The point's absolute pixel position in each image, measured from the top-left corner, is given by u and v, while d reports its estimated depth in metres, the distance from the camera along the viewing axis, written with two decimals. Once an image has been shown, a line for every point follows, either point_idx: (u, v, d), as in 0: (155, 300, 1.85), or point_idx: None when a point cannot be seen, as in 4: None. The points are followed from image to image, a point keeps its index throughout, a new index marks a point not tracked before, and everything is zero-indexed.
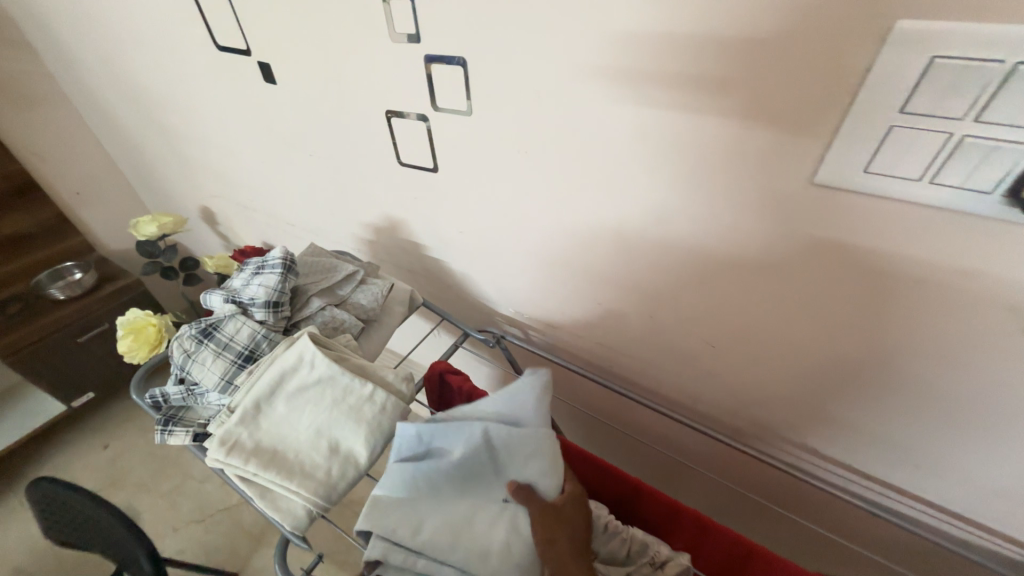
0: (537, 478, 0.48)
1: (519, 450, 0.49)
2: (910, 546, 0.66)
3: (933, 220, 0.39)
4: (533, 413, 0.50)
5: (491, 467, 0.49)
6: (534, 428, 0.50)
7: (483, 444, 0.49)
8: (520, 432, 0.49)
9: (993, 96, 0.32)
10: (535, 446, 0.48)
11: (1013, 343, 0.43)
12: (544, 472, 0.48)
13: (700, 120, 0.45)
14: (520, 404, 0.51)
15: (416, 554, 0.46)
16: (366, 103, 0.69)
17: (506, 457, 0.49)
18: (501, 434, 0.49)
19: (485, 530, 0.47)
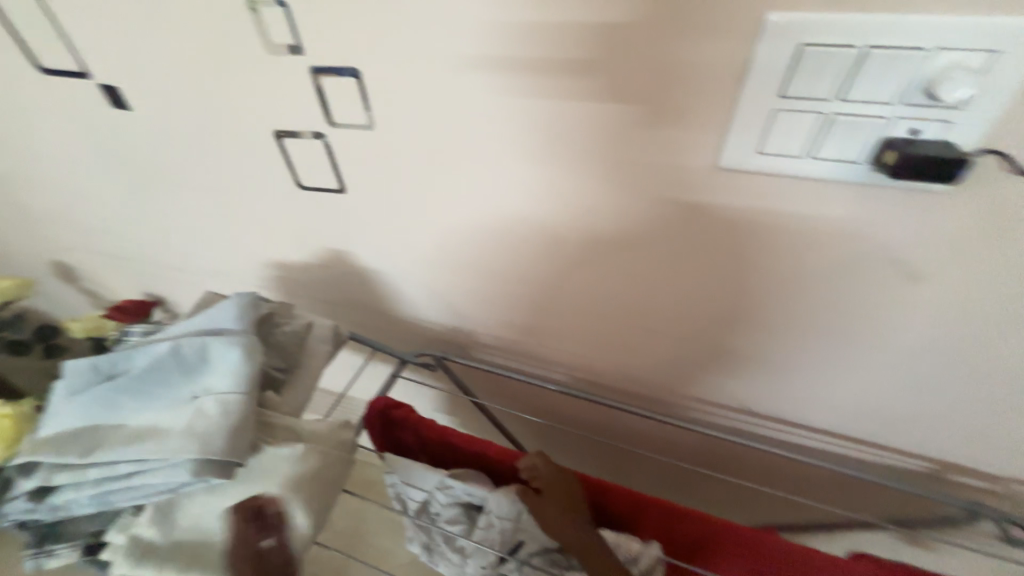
0: (224, 368, 0.46)
1: (209, 364, 0.47)
2: (833, 483, 0.70)
3: (819, 191, 0.43)
4: (239, 318, 0.50)
5: (179, 376, 0.46)
6: (232, 336, 0.48)
7: (172, 351, 0.46)
8: (211, 343, 0.47)
9: (854, 76, 0.35)
10: (227, 342, 0.47)
11: (895, 288, 0.48)
12: (235, 359, 0.46)
13: (609, 119, 0.46)
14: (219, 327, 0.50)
15: (88, 465, 0.43)
16: (248, 124, 0.60)
17: (202, 351, 0.47)
18: (192, 343, 0.47)
19: (164, 422, 0.44)
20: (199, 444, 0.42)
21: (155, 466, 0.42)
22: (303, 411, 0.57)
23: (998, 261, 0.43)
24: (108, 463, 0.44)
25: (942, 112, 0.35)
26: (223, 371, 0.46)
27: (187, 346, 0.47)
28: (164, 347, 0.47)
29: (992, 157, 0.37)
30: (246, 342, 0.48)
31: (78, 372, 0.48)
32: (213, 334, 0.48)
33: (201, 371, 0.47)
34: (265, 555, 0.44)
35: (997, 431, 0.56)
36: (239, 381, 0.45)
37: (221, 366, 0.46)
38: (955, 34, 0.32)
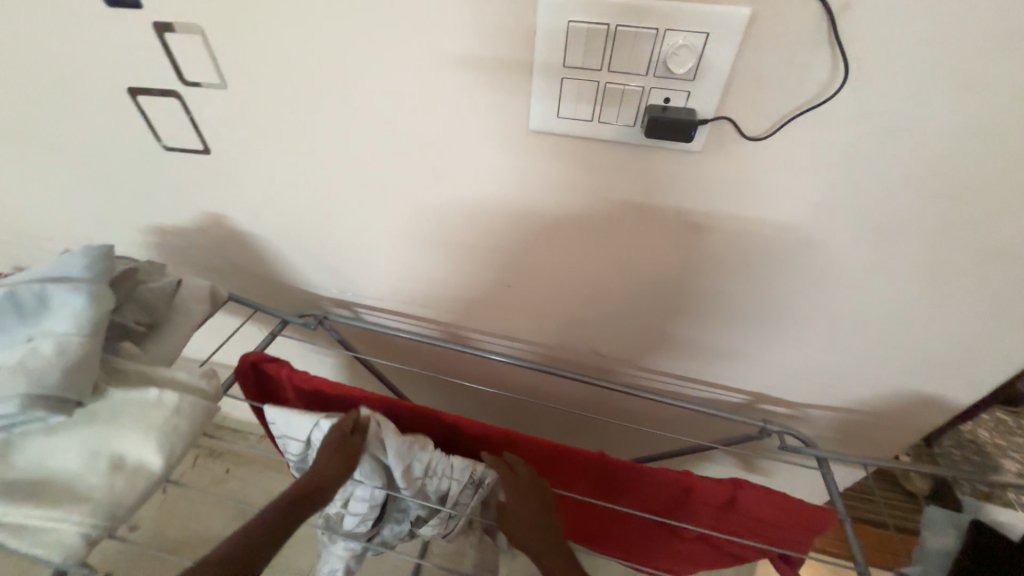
0: (64, 313, 0.47)
1: (49, 309, 0.48)
2: (676, 416, 0.84)
3: (611, 153, 0.51)
4: (86, 267, 0.51)
5: (16, 320, 0.47)
6: (77, 283, 0.49)
7: (7, 295, 0.47)
8: (52, 289, 0.48)
9: (612, 51, 0.43)
10: (71, 289, 0.48)
11: (685, 239, 0.58)
12: (79, 305, 0.48)
13: (438, 86, 0.51)
14: (63, 275, 0.50)
15: None
16: (100, 81, 0.60)
17: (42, 297, 0.48)
18: (30, 289, 0.47)
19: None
20: (28, 380, 0.43)
21: None
22: (171, 361, 0.59)
23: (748, 213, 0.54)
24: None
25: (682, 84, 0.43)
26: (63, 315, 0.47)
27: (24, 291, 0.47)
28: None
29: (725, 122, 0.46)
30: (92, 289, 0.49)
31: None
32: (57, 281, 0.49)
33: (41, 316, 0.47)
34: (109, 489, 0.46)
35: (780, 359, 0.70)
36: (79, 325, 0.47)
37: (62, 311, 0.47)
38: (676, 19, 0.40)
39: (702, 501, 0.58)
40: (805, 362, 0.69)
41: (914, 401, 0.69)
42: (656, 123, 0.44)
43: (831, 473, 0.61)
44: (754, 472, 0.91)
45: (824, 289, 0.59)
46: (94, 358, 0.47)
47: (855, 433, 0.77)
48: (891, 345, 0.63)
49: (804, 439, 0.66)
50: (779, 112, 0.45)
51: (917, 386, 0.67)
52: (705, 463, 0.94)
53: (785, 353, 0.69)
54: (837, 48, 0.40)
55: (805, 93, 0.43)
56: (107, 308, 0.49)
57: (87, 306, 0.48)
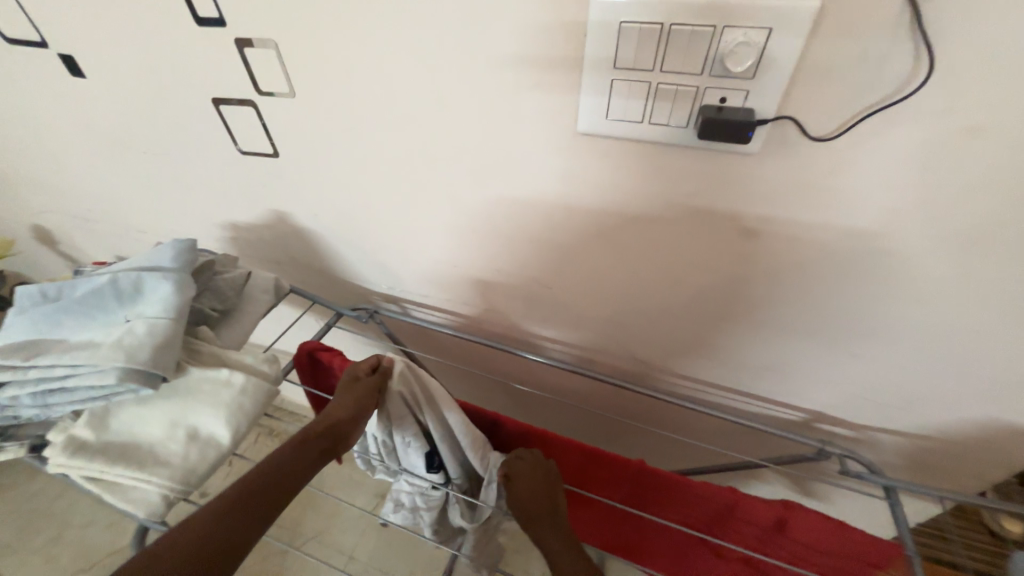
0: (155, 298, 0.53)
1: (143, 295, 0.54)
2: (721, 429, 0.80)
3: (661, 154, 0.50)
4: (173, 259, 0.57)
5: (117, 303, 0.54)
6: (165, 272, 0.55)
7: (111, 281, 0.54)
8: (146, 277, 0.54)
9: (666, 52, 0.42)
10: (160, 277, 0.54)
11: (738, 244, 0.55)
12: (166, 291, 0.54)
13: (488, 89, 0.52)
14: (155, 265, 0.56)
15: (32, 368, 0.51)
16: (189, 92, 0.67)
17: (138, 284, 0.54)
18: (129, 277, 0.54)
19: (99, 338, 0.52)
20: (125, 355, 0.49)
21: (87, 371, 0.50)
22: (242, 345, 0.65)
23: (810, 219, 0.50)
24: (49, 368, 0.51)
25: (740, 83, 0.42)
26: (154, 300, 0.53)
27: (124, 279, 0.54)
28: (104, 279, 0.54)
29: (787, 122, 0.43)
30: (178, 278, 0.55)
31: (28, 295, 0.55)
32: (149, 271, 0.55)
33: (136, 300, 0.54)
34: (185, 458, 0.51)
35: (844, 376, 0.65)
36: (167, 309, 0.53)
37: (153, 297, 0.53)
38: (735, 16, 0.39)
39: (747, 521, 0.55)
40: (871, 382, 0.64)
41: (1004, 433, 0.62)
42: (710, 124, 0.43)
43: (900, 504, 0.56)
44: (810, 496, 0.85)
45: (896, 303, 0.54)
46: (177, 339, 0.52)
47: (928, 462, 0.70)
48: (977, 368, 0.57)
49: (868, 466, 0.61)
50: (850, 110, 0.42)
51: (1008, 417, 0.60)
52: (754, 482, 0.89)
53: (849, 370, 0.64)
54: (920, 41, 0.37)
55: (880, 90, 0.40)
56: (189, 295, 0.55)
57: (173, 293, 0.54)
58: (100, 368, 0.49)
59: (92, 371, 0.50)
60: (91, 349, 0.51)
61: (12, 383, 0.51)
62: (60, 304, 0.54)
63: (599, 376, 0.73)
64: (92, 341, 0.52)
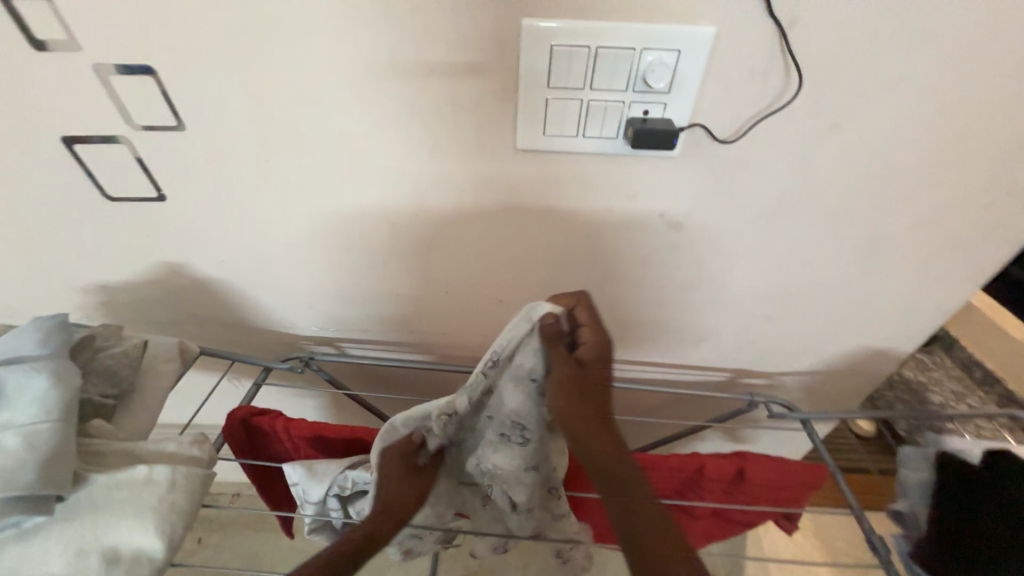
0: (25, 397, 0.41)
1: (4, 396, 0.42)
2: (665, 401, 0.89)
3: (596, 163, 0.54)
4: (40, 342, 0.45)
5: None
6: (34, 361, 0.43)
7: None
8: (5, 373, 0.42)
9: (594, 72, 0.46)
10: (28, 369, 0.42)
11: (666, 237, 0.62)
12: (42, 386, 0.42)
13: (421, 111, 0.51)
14: (16, 353, 0.44)
15: None
16: (22, 131, 0.53)
17: None
18: None
19: None
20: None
21: None
22: (150, 431, 0.53)
23: (721, 208, 0.58)
24: None
25: (660, 96, 0.47)
26: (23, 401, 0.41)
27: None
28: None
29: (699, 128, 0.50)
30: (55, 366, 0.43)
31: None
32: (8, 363, 0.43)
33: None
34: None
35: (757, 336, 0.76)
36: (47, 411, 0.41)
37: (21, 396, 0.41)
38: (650, 39, 0.44)
39: (713, 479, 0.62)
40: (779, 336, 0.76)
41: (868, 356, 0.78)
42: (639, 134, 0.47)
43: (815, 430, 0.68)
44: (740, 442, 0.98)
45: (789, 268, 0.66)
46: (68, 445, 0.41)
47: (821, 392, 0.86)
48: (847, 310, 0.71)
49: (787, 405, 0.73)
50: (745, 115, 0.49)
51: (870, 343, 0.76)
52: (696, 441, 1.00)
53: (760, 330, 0.75)
54: (790, 58, 0.45)
55: (766, 98, 0.48)
56: (76, 386, 0.44)
57: (53, 386, 0.42)
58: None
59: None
60: None
61: None
62: None
63: None
64: None
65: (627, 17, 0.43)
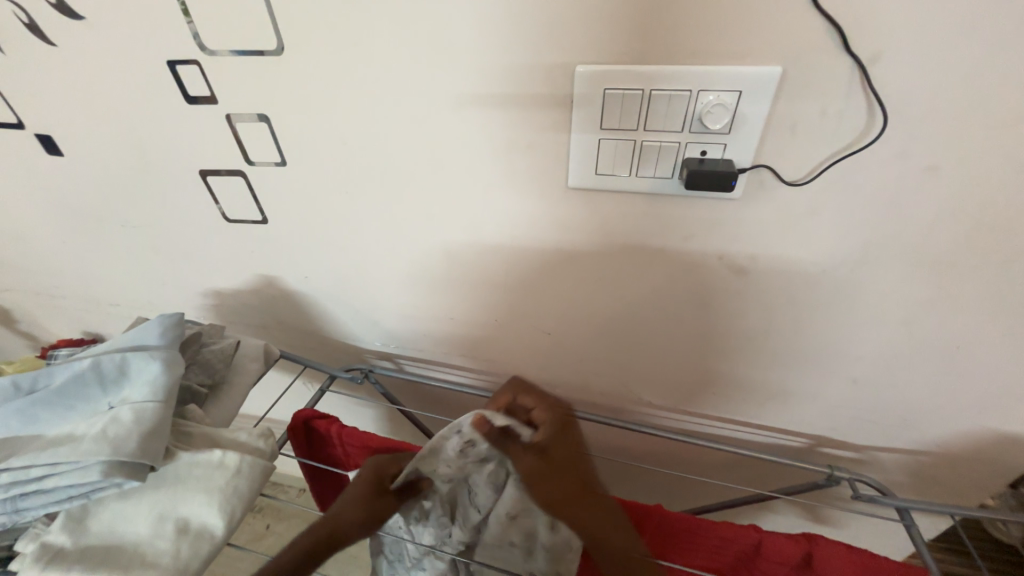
0: (142, 379, 0.51)
1: (128, 376, 0.51)
2: (728, 462, 0.80)
3: (649, 202, 0.53)
4: (158, 334, 0.55)
5: (98, 390, 0.51)
6: (152, 350, 0.53)
7: (92, 366, 0.51)
8: (131, 357, 0.52)
9: (648, 114, 0.46)
10: (147, 356, 0.52)
11: (727, 281, 0.58)
12: (155, 371, 0.51)
13: (480, 150, 0.55)
14: (141, 341, 0.54)
15: (11, 471, 0.48)
16: (174, 164, 0.66)
17: (122, 366, 0.52)
18: (111, 359, 0.51)
19: (81, 431, 0.49)
20: (109, 448, 0.46)
21: (69, 469, 0.47)
22: (232, 420, 0.61)
23: (793, 253, 0.53)
24: (28, 468, 0.48)
25: (719, 137, 0.45)
26: (140, 382, 0.51)
27: (105, 362, 0.51)
28: (84, 363, 0.51)
29: (764, 169, 0.47)
30: (166, 355, 0.52)
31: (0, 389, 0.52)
32: (134, 349, 0.53)
33: (119, 384, 0.51)
34: (175, 555, 0.47)
35: (843, 398, 0.66)
36: (154, 392, 0.50)
37: (140, 378, 0.51)
38: (707, 80, 0.43)
39: (775, 560, 0.54)
40: (871, 403, 0.65)
41: (998, 442, 0.64)
42: (695, 174, 0.46)
43: (914, 524, 0.57)
44: (821, 521, 0.85)
45: (880, 326, 0.57)
46: (165, 424, 0.49)
47: (931, 477, 0.72)
48: (961, 382, 0.59)
49: (878, 487, 0.61)
50: (820, 156, 0.46)
51: (998, 426, 0.62)
52: (764, 513, 0.88)
53: (844, 392, 0.65)
54: (874, 97, 0.41)
55: (844, 138, 0.44)
56: (178, 374, 0.52)
57: (163, 373, 0.51)
58: (82, 464, 0.46)
59: (74, 469, 0.47)
60: (74, 444, 0.48)
61: None
62: (35, 396, 0.51)
63: (608, 420, 0.71)
64: (74, 435, 0.49)
65: (683, 60, 0.43)
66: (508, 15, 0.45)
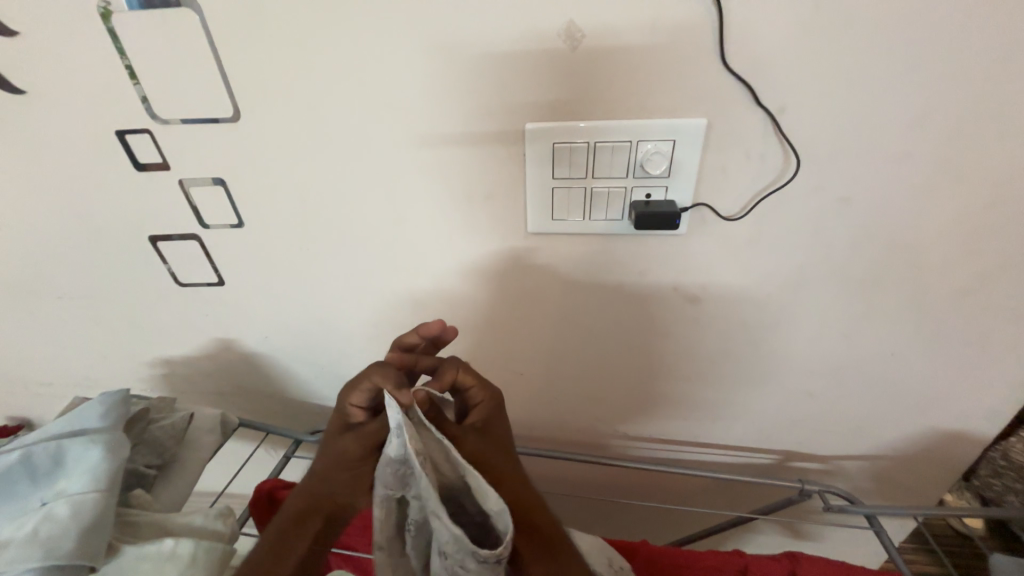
0: (83, 467, 0.46)
1: (68, 465, 0.47)
2: (708, 487, 0.81)
3: (605, 242, 0.56)
4: (101, 414, 0.50)
5: (31, 484, 0.46)
6: (94, 433, 0.48)
7: (23, 459, 0.46)
8: (69, 444, 0.47)
9: (595, 163, 0.49)
10: (88, 441, 0.47)
11: (684, 310, 0.61)
12: (98, 457, 0.47)
13: (441, 201, 0.57)
14: (83, 423, 0.49)
15: None
16: (122, 232, 0.64)
17: (57, 455, 0.47)
18: (46, 449, 0.47)
19: (5, 535, 0.43)
20: (41, 552, 0.42)
21: None
22: (185, 503, 0.57)
23: (738, 281, 0.58)
24: None
25: (660, 180, 0.49)
26: (80, 472, 0.46)
27: (39, 453, 0.47)
28: (13, 455, 0.47)
29: (704, 207, 0.52)
30: (110, 438, 0.48)
31: None
32: (74, 434, 0.48)
33: (54, 475, 0.47)
34: None
35: (803, 412, 0.69)
36: (95, 481, 0.45)
37: (79, 466, 0.46)
38: (645, 132, 0.47)
39: None
40: (829, 415, 0.69)
41: (942, 440, 0.69)
42: (642, 215, 0.49)
43: (885, 530, 0.59)
44: (801, 537, 0.86)
45: (823, 341, 0.62)
46: (108, 516, 0.45)
47: (892, 480, 0.75)
48: (903, 386, 0.64)
49: (847, 497, 0.64)
50: (750, 193, 0.51)
51: (940, 425, 0.67)
52: (748, 536, 0.88)
53: (804, 406, 0.69)
54: (786, 142, 0.47)
55: (767, 177, 0.49)
56: (122, 457, 0.48)
57: (102, 461, 0.46)
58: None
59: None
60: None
61: None
62: None
63: (589, 457, 0.70)
64: None
65: (621, 116, 0.48)
66: (460, 81, 0.49)
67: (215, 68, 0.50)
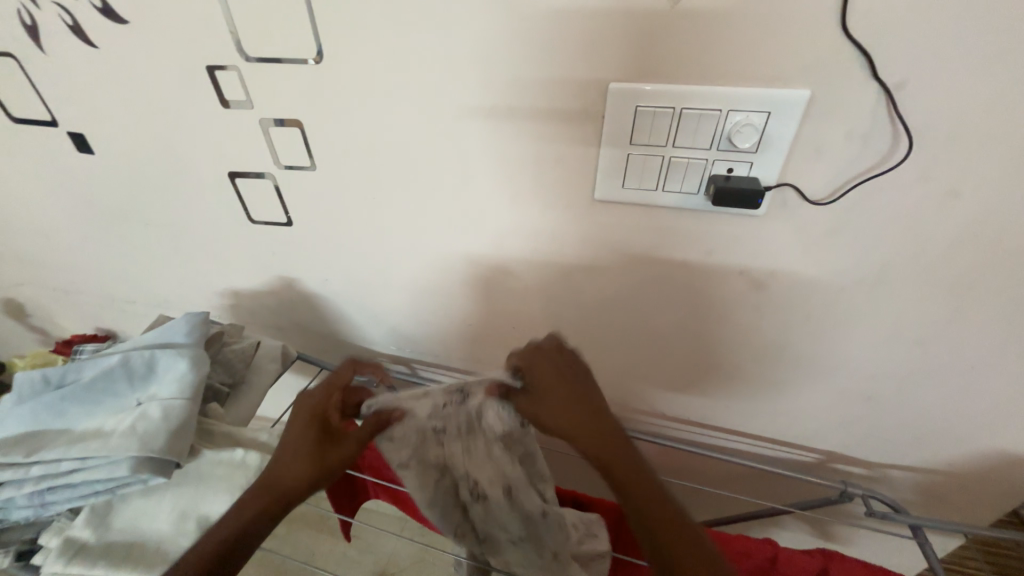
0: (172, 375, 0.51)
1: (157, 373, 0.52)
2: (740, 476, 0.81)
3: (673, 216, 0.54)
4: (185, 332, 0.55)
5: (126, 386, 0.51)
6: (180, 347, 0.53)
7: (120, 363, 0.52)
8: (159, 354, 0.52)
9: (677, 131, 0.47)
10: (175, 353, 0.52)
11: (747, 295, 0.59)
12: (185, 368, 0.51)
13: (509, 160, 0.56)
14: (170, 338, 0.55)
15: (37, 464, 0.48)
16: (206, 166, 0.67)
17: (149, 363, 0.52)
18: (140, 356, 0.52)
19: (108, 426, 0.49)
20: (138, 444, 0.47)
21: (94, 464, 0.47)
22: (250, 420, 0.61)
23: (811, 271, 0.54)
24: (53, 462, 0.48)
25: (745, 155, 0.47)
26: (169, 379, 0.51)
27: (134, 359, 0.52)
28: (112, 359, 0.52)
29: (788, 187, 0.49)
30: (194, 353, 0.53)
31: (32, 380, 0.53)
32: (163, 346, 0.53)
33: (147, 380, 0.52)
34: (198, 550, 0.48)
35: (857, 414, 0.66)
36: (182, 389, 0.50)
37: (168, 374, 0.51)
38: (738, 101, 0.44)
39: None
40: (885, 422, 0.66)
41: (1011, 464, 0.65)
42: (721, 191, 0.47)
43: (928, 542, 0.57)
44: (828, 536, 0.85)
45: (894, 344, 0.58)
46: (191, 421, 0.50)
47: (941, 496, 0.72)
48: (974, 401, 0.60)
49: (891, 504, 0.61)
50: (843, 177, 0.47)
51: (1012, 448, 0.63)
52: (772, 527, 0.88)
53: (859, 408, 0.66)
54: (898, 122, 0.43)
55: (866, 160, 0.46)
56: (204, 371, 0.53)
57: (187, 373, 0.51)
58: (111, 460, 0.47)
59: (103, 464, 0.47)
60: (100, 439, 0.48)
61: (16, 481, 0.48)
62: (63, 390, 0.52)
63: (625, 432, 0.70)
64: (100, 430, 0.50)
65: (714, 82, 0.45)
66: (545, 33, 0.47)
67: (304, 7, 0.50)
